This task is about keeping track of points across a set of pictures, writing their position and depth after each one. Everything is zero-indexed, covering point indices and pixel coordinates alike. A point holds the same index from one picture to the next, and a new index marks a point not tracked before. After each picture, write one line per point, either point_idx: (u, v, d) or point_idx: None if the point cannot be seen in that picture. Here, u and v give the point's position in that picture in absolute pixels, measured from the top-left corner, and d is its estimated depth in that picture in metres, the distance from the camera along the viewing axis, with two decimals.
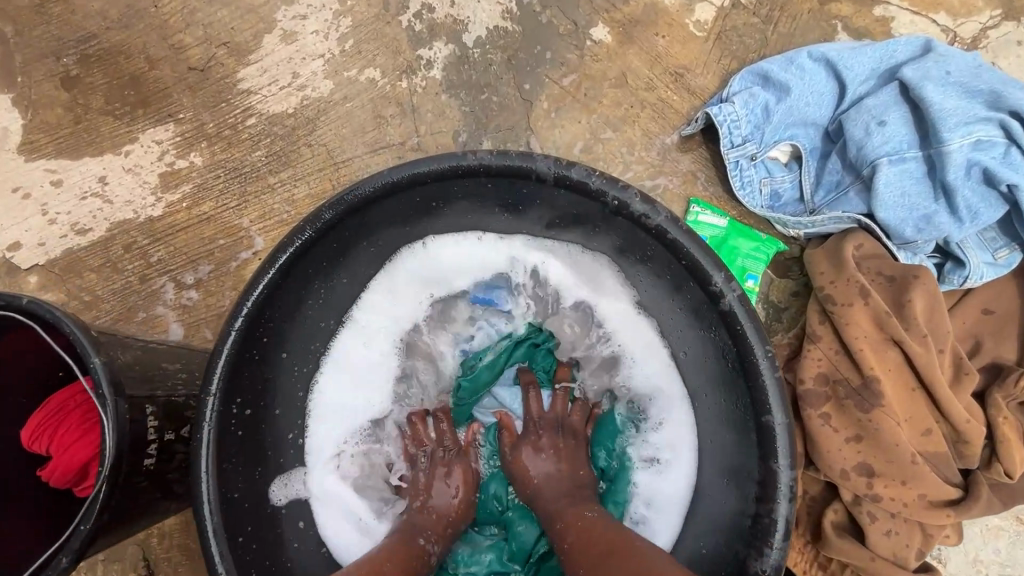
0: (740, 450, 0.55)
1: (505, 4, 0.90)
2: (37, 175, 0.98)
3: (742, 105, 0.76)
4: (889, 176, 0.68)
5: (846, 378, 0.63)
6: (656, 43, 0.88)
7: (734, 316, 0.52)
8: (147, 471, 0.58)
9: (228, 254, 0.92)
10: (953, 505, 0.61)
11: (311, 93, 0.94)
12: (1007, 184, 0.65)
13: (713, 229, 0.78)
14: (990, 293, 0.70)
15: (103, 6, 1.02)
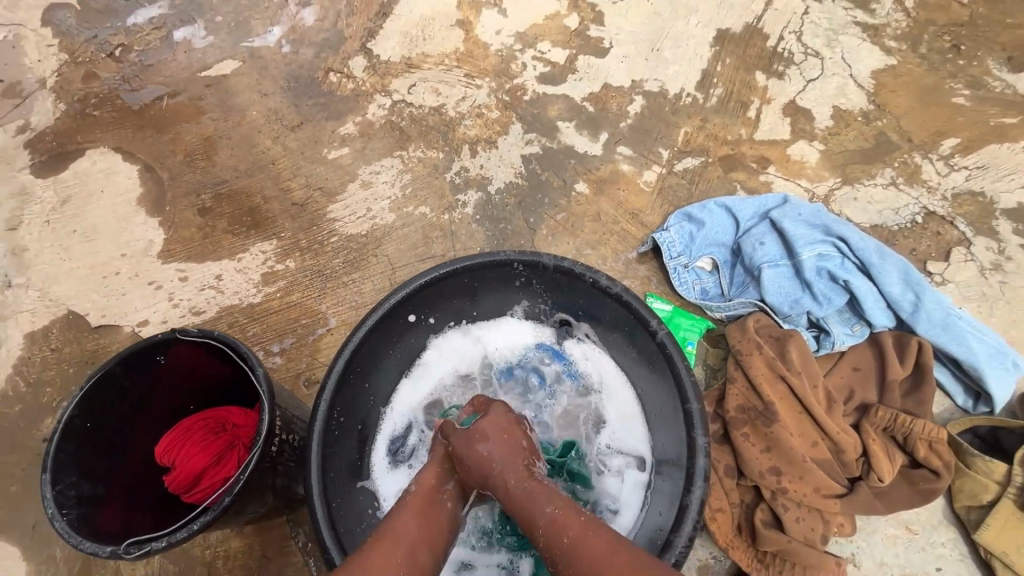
0: (676, 443, 0.80)
1: (517, 168, 1.35)
2: (170, 273, 1.33)
3: (675, 233, 1.15)
4: (770, 276, 1.05)
5: (754, 406, 0.91)
6: (618, 194, 1.31)
7: (665, 344, 0.81)
8: (270, 457, 0.84)
9: (307, 330, 1.23)
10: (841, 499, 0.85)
11: (379, 221, 1.34)
12: (844, 281, 1.01)
13: (661, 310, 1.11)
14: (854, 356, 1.01)
15: (236, 163, 1.46)
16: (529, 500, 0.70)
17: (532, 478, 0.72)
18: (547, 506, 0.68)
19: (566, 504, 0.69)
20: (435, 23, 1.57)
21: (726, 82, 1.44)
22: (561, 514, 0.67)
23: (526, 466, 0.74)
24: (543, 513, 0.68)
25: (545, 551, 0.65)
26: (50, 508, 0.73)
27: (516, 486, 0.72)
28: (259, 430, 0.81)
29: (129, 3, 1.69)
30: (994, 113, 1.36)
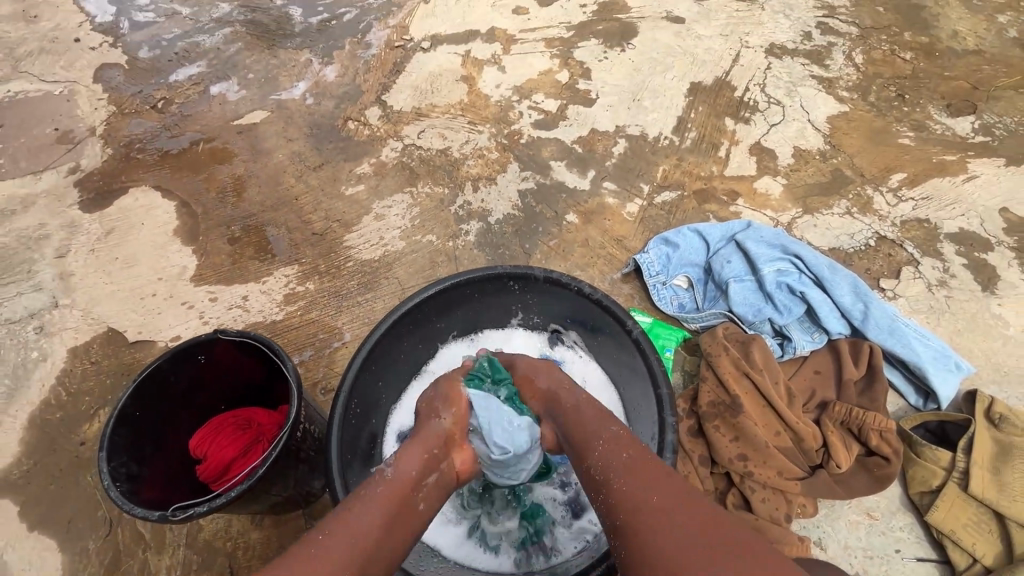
0: (652, 426, 0.92)
1: (514, 201, 1.52)
2: (201, 294, 1.46)
3: (654, 255, 1.30)
4: (737, 289, 1.19)
5: (724, 401, 1.03)
6: (605, 223, 1.46)
7: (640, 341, 0.95)
8: (295, 441, 0.96)
9: (324, 343, 1.36)
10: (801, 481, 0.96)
11: (391, 248, 1.50)
12: (801, 292, 1.17)
13: (643, 322, 1.24)
14: (815, 359, 1.13)
15: (263, 199, 1.62)
16: (590, 425, 0.76)
17: (595, 407, 0.80)
18: (612, 426, 0.75)
19: (630, 431, 0.74)
20: (442, 78, 1.79)
21: (699, 127, 1.63)
22: (625, 434, 0.72)
23: (585, 398, 0.83)
24: (608, 430, 0.74)
25: (601, 464, 0.70)
26: (106, 480, 0.83)
27: (582, 409, 0.80)
28: (288, 416, 0.93)
29: (173, 63, 1.92)
30: (935, 152, 1.54)
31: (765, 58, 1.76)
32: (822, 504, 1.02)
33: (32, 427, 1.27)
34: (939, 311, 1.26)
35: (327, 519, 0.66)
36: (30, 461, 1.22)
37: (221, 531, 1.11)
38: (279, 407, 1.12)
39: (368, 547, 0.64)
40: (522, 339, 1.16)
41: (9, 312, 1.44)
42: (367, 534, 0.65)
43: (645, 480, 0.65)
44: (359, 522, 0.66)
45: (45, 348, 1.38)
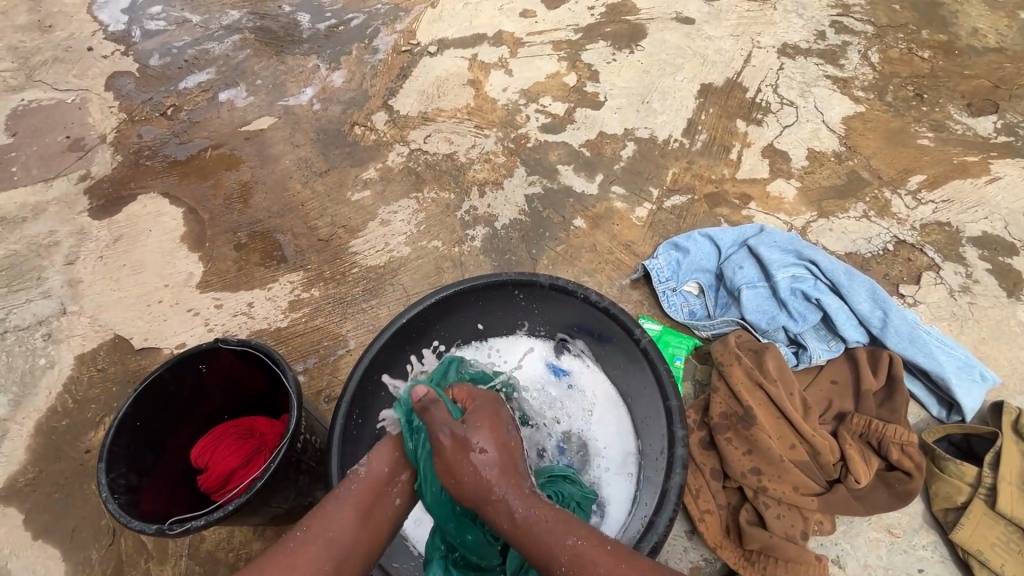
0: (660, 439, 0.90)
1: (521, 206, 1.50)
2: (207, 301, 1.46)
3: (663, 260, 1.27)
4: (750, 296, 1.16)
5: (736, 412, 1.00)
6: (613, 228, 1.44)
7: (648, 351, 0.92)
8: (295, 452, 0.94)
9: (329, 351, 1.35)
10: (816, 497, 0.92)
11: (396, 254, 1.48)
12: (816, 299, 1.13)
13: (651, 330, 1.21)
14: (831, 368, 1.09)
15: (270, 206, 1.62)
16: (547, 531, 0.70)
17: (544, 507, 0.73)
18: (569, 538, 0.69)
19: (591, 537, 0.70)
20: (449, 82, 1.78)
21: (710, 129, 1.59)
22: (586, 547, 0.68)
23: (528, 493, 0.75)
24: (565, 544, 0.69)
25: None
26: (104, 492, 0.83)
27: (524, 516, 0.72)
28: (287, 426, 0.92)
29: (182, 71, 1.94)
30: (957, 153, 1.49)
31: (778, 58, 1.72)
32: (840, 520, 0.98)
33: (39, 435, 1.27)
34: (962, 318, 1.22)
35: (305, 516, 0.77)
36: (37, 468, 1.23)
37: (223, 541, 1.10)
38: (282, 417, 1.11)
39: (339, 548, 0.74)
40: (528, 347, 1.13)
41: (18, 319, 1.45)
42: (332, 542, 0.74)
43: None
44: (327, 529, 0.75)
45: (53, 355, 1.38)
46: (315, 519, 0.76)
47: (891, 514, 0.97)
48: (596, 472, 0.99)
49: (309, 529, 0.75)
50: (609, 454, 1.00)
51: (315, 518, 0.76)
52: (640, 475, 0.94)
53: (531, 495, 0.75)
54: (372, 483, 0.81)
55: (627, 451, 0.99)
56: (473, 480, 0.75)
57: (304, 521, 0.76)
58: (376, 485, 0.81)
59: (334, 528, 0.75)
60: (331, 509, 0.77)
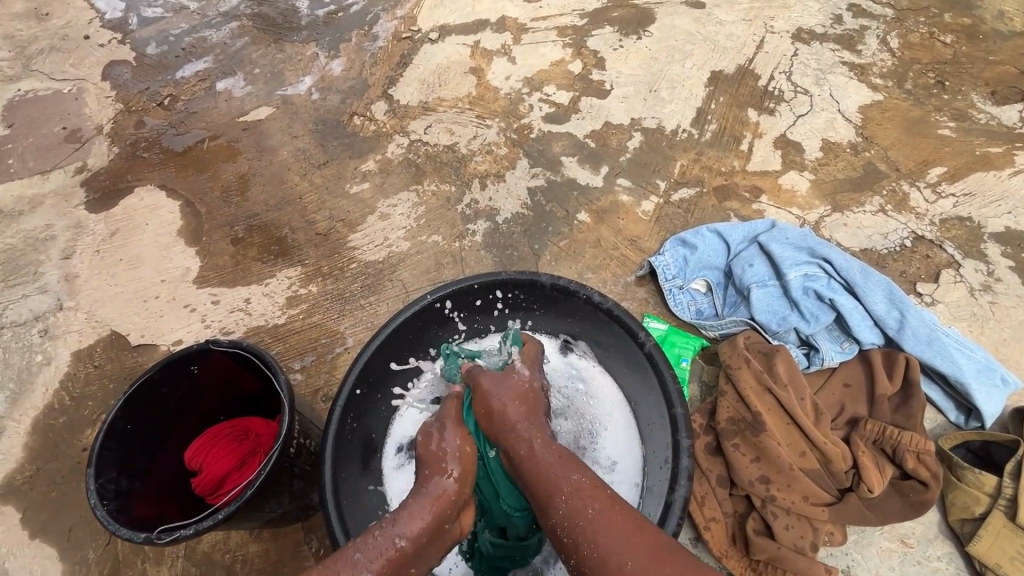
0: (664, 447, 0.87)
1: (523, 200, 1.46)
2: (203, 296, 1.43)
3: (670, 257, 1.23)
4: (760, 295, 1.13)
5: (745, 418, 0.96)
6: (618, 222, 1.39)
7: (653, 355, 0.89)
8: (290, 457, 0.92)
9: (327, 348, 1.32)
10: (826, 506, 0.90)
11: (395, 249, 1.44)
12: (830, 299, 1.09)
13: (657, 329, 1.17)
14: (845, 371, 1.05)
15: (267, 198, 1.58)
16: (554, 475, 0.74)
17: (556, 454, 0.77)
18: (574, 474, 0.74)
19: (594, 478, 0.73)
20: (451, 70, 1.73)
21: (720, 119, 1.53)
22: (588, 485, 0.71)
23: (546, 441, 0.80)
24: (569, 480, 0.73)
25: (565, 521, 0.69)
26: (92, 499, 0.82)
27: (541, 453, 0.78)
28: (279, 432, 0.89)
29: (179, 59, 1.89)
30: (979, 144, 1.43)
31: (793, 43, 1.65)
32: (851, 529, 0.94)
33: (37, 432, 1.26)
34: (983, 318, 1.17)
35: (314, 573, 0.68)
36: (34, 466, 1.22)
37: (220, 543, 1.09)
38: (277, 418, 1.09)
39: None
40: None
41: (15, 314, 1.44)
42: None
43: (611, 533, 0.66)
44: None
45: (50, 351, 1.37)
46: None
47: (904, 524, 0.94)
48: None
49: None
50: (612, 459, 0.97)
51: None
52: (644, 484, 0.90)
53: (548, 443, 0.80)
54: (397, 542, 0.72)
55: (630, 458, 0.95)
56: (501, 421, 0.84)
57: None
58: (404, 543, 0.72)
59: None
60: (349, 573, 0.69)
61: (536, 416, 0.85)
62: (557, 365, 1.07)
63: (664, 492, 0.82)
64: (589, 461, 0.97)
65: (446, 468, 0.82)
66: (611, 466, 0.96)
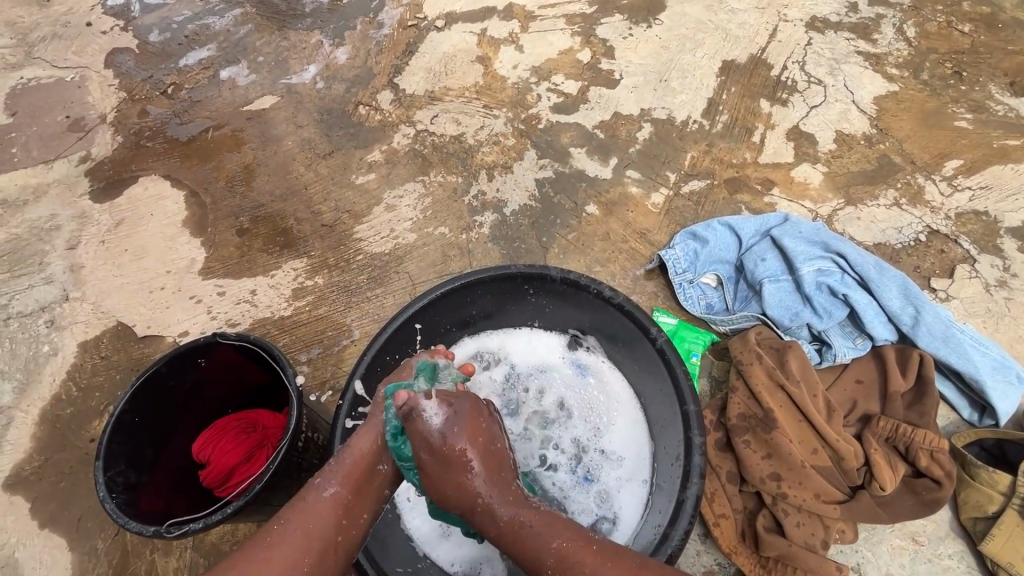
0: (676, 444, 0.86)
1: (531, 191, 1.44)
2: (209, 288, 1.42)
3: (681, 251, 1.21)
4: (772, 290, 1.11)
5: (756, 414, 0.96)
6: (627, 215, 1.37)
7: (665, 351, 0.88)
8: (298, 451, 0.92)
9: (333, 341, 1.31)
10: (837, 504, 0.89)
11: (402, 241, 1.43)
12: (843, 295, 1.07)
13: (666, 324, 1.16)
14: (857, 368, 1.04)
15: (272, 189, 1.56)
16: (532, 535, 0.69)
17: (530, 510, 0.71)
18: (554, 541, 0.68)
19: (574, 536, 0.69)
20: (457, 59, 1.70)
21: (732, 110, 1.51)
22: (572, 550, 0.67)
23: (513, 497, 0.73)
24: (549, 550, 0.67)
25: None
26: (101, 492, 0.82)
27: (508, 513, 0.71)
28: (287, 425, 0.89)
29: (182, 47, 1.87)
30: (997, 136, 1.40)
31: (807, 32, 1.62)
32: (862, 527, 0.94)
33: (44, 423, 1.26)
34: (997, 314, 1.16)
35: (284, 506, 0.71)
36: (42, 456, 1.22)
37: (229, 534, 1.09)
38: (285, 410, 1.09)
39: (326, 538, 0.69)
40: (537, 341, 1.08)
41: (21, 305, 1.44)
42: (315, 531, 0.69)
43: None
44: (309, 517, 0.70)
45: (56, 342, 1.37)
46: (297, 513, 0.70)
47: (916, 522, 0.94)
48: (610, 475, 0.95)
49: (289, 522, 0.70)
50: (621, 454, 0.96)
51: (295, 510, 0.71)
52: (654, 480, 0.90)
53: (520, 500, 0.73)
54: (353, 465, 0.75)
55: (640, 453, 0.95)
56: (458, 492, 0.72)
57: (283, 513, 0.70)
58: (360, 463, 0.75)
59: (316, 516, 0.70)
60: (316, 496, 0.72)
61: (496, 469, 0.74)
62: (566, 359, 1.06)
63: (675, 489, 0.81)
64: (599, 456, 0.96)
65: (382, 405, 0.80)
66: (621, 462, 0.96)
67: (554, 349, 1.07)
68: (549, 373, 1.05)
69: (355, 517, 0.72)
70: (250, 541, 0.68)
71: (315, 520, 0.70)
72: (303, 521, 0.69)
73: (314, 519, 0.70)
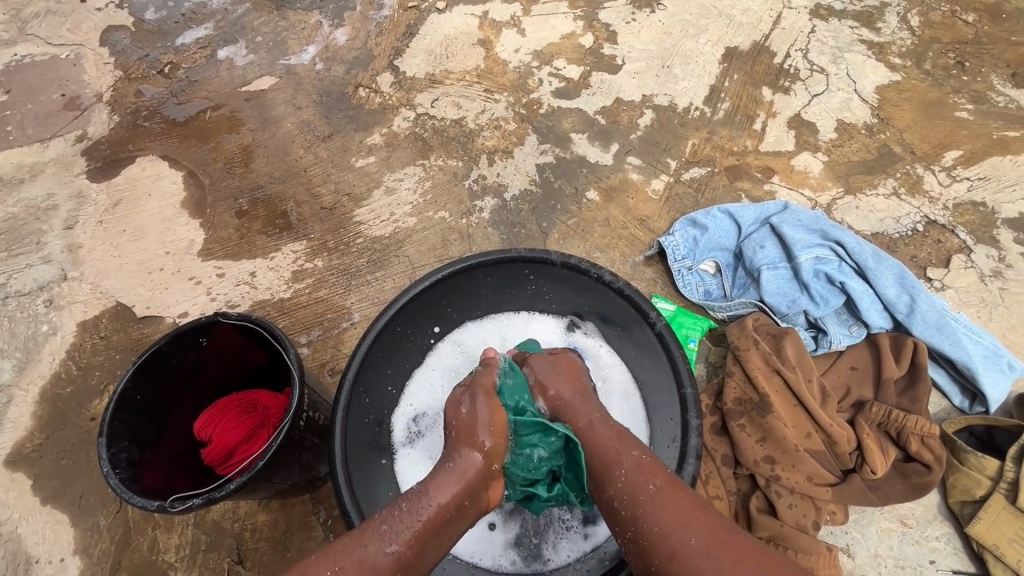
0: (673, 426, 0.88)
1: (532, 176, 1.44)
2: (208, 269, 1.42)
3: (680, 237, 1.22)
4: (770, 277, 1.12)
5: (751, 399, 0.97)
6: (628, 202, 1.37)
7: (663, 335, 0.88)
8: (299, 430, 0.93)
9: (333, 323, 1.32)
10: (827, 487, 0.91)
11: (401, 225, 1.43)
12: (840, 283, 1.09)
13: (665, 310, 1.17)
14: (852, 355, 1.05)
15: (272, 170, 1.55)
16: (617, 447, 0.76)
17: (615, 429, 0.79)
18: (631, 451, 0.75)
19: (652, 455, 0.75)
20: (458, 42, 1.68)
21: (734, 97, 1.50)
22: (646, 461, 0.73)
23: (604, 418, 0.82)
24: (629, 456, 0.74)
25: (624, 497, 0.71)
26: (105, 468, 0.83)
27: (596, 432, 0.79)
28: (289, 405, 0.90)
29: (179, 25, 1.84)
30: (997, 127, 1.41)
31: (810, 19, 1.61)
32: (853, 509, 0.96)
33: (44, 402, 1.27)
34: (991, 304, 1.17)
35: (342, 553, 0.66)
36: (43, 435, 1.23)
37: (230, 512, 1.11)
38: (286, 390, 1.10)
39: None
40: (537, 326, 1.08)
41: (19, 284, 1.43)
42: None
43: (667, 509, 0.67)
44: (369, 571, 0.65)
45: (55, 321, 1.37)
46: (355, 563, 0.65)
47: (905, 505, 0.96)
48: None
49: (345, 574, 0.64)
50: None
51: (354, 559, 0.66)
52: None
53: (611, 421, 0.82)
54: (421, 521, 0.70)
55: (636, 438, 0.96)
56: (556, 397, 0.86)
57: (340, 565, 0.65)
58: (429, 518, 0.71)
59: (381, 572, 0.65)
60: (378, 550, 0.67)
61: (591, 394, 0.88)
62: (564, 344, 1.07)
63: (671, 470, 0.83)
64: None
65: (477, 444, 0.79)
66: None
67: (554, 333, 1.08)
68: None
69: (417, 571, 0.69)
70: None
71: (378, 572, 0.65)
72: (365, 572, 0.65)
73: (382, 565, 0.66)
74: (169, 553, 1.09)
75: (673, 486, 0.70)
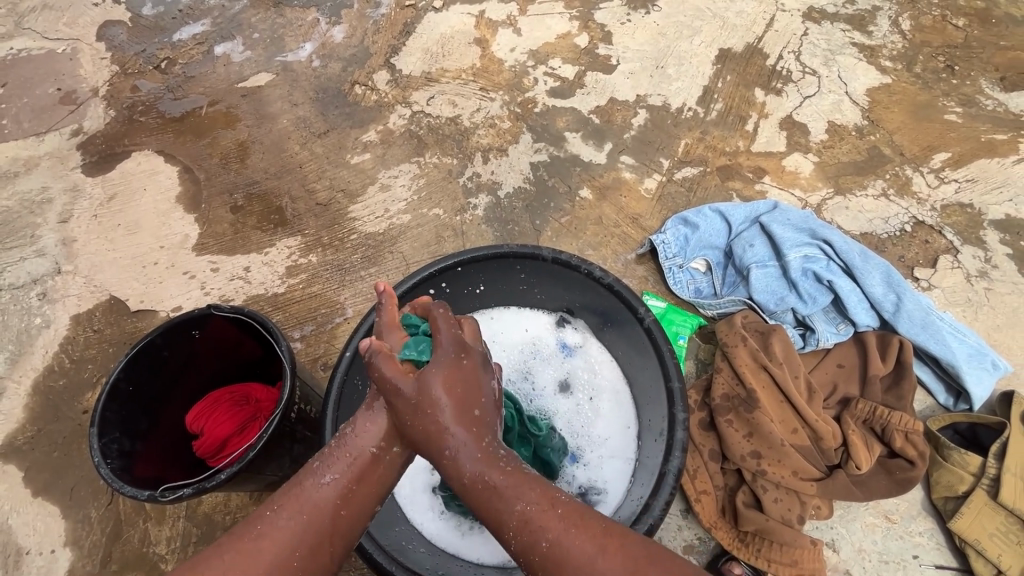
0: (660, 420, 0.88)
1: (525, 174, 1.45)
2: (203, 263, 1.42)
3: (671, 235, 1.23)
4: (760, 275, 1.14)
5: (739, 394, 0.99)
6: (620, 200, 1.38)
7: (652, 330, 0.89)
8: (290, 422, 0.93)
9: (326, 319, 1.32)
10: (812, 482, 0.93)
11: (396, 221, 1.43)
12: (828, 281, 1.10)
13: (655, 307, 1.18)
14: (839, 353, 1.07)
15: (267, 166, 1.56)
16: (499, 492, 0.63)
17: (501, 467, 0.65)
18: (518, 502, 0.62)
19: (542, 496, 0.63)
20: (454, 41, 1.69)
21: (726, 98, 1.52)
22: (535, 513, 0.61)
23: (483, 450, 0.65)
24: (512, 511, 0.62)
25: (521, 555, 0.61)
26: (96, 456, 0.84)
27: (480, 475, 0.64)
28: (280, 397, 0.90)
29: (176, 21, 1.84)
30: (985, 130, 1.43)
31: (803, 22, 1.62)
32: (837, 504, 0.97)
33: (37, 394, 1.27)
34: (977, 304, 1.19)
35: (278, 492, 0.66)
36: (35, 427, 1.23)
37: (222, 504, 1.12)
38: (278, 384, 1.11)
39: (320, 530, 0.64)
40: (528, 322, 1.10)
41: (12, 277, 1.43)
42: (309, 525, 0.63)
43: (573, 561, 0.57)
44: (305, 504, 0.65)
45: (49, 314, 1.37)
46: (291, 499, 0.65)
47: (889, 500, 0.97)
48: (593, 453, 0.98)
49: (282, 509, 0.65)
50: (606, 435, 0.99)
51: (289, 496, 0.66)
52: (638, 457, 0.92)
53: (491, 455, 0.65)
54: (357, 454, 0.68)
55: (625, 431, 0.97)
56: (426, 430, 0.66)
57: (276, 500, 0.66)
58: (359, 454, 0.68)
59: (309, 505, 0.64)
60: (314, 485, 0.66)
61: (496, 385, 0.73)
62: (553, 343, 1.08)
63: (658, 463, 0.83)
64: (582, 437, 1.00)
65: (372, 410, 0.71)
66: (604, 439, 0.99)
67: (546, 330, 1.09)
68: (539, 354, 1.07)
69: (356, 508, 0.66)
70: (244, 521, 0.64)
71: (304, 521, 0.63)
72: (298, 508, 0.64)
73: (308, 509, 0.64)
74: (160, 545, 1.10)
75: (571, 528, 0.59)
